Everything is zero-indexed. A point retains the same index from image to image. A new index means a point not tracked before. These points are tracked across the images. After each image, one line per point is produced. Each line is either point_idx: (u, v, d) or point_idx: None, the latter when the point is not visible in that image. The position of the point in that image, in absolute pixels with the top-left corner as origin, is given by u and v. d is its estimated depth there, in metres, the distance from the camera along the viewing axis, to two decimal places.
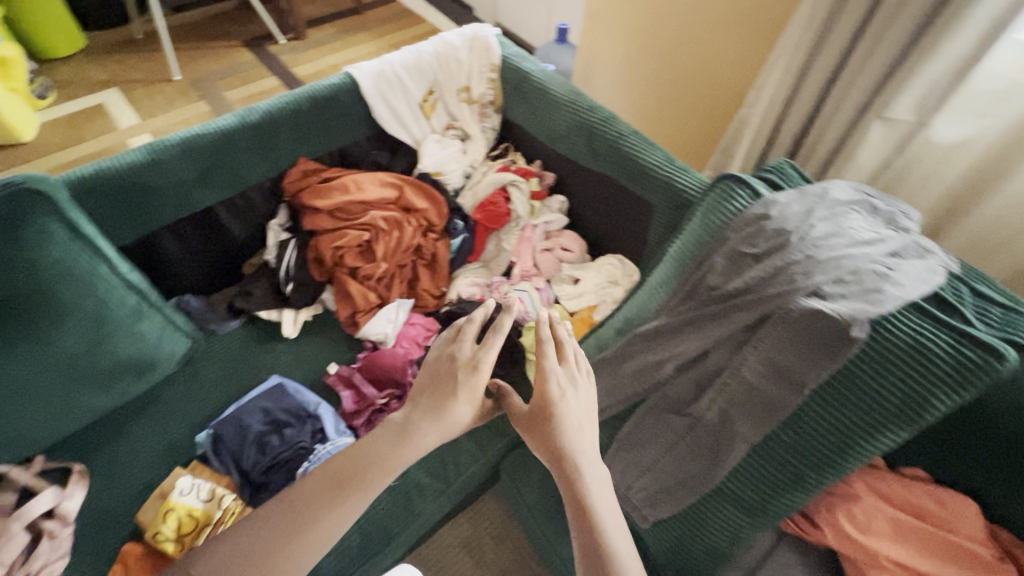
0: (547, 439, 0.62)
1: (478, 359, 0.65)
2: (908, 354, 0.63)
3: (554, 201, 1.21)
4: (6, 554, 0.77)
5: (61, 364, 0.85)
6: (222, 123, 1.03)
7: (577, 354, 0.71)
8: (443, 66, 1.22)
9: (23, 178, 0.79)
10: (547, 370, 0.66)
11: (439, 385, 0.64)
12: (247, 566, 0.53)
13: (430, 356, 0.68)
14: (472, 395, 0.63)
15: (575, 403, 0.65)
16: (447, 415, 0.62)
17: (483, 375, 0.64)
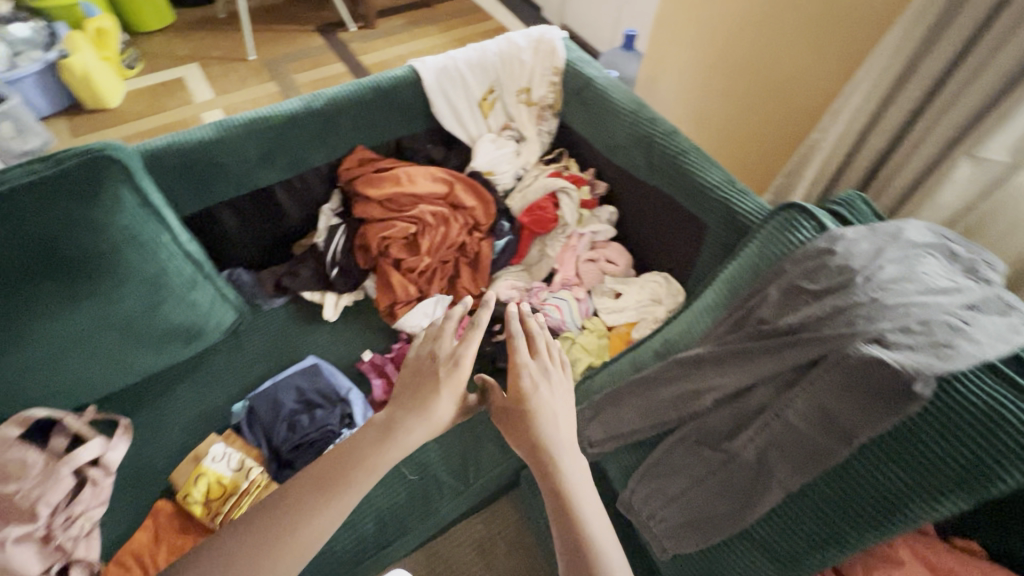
0: (525, 432, 0.63)
1: (453, 354, 0.64)
2: (972, 420, 0.58)
3: (603, 211, 1.19)
4: (54, 495, 0.83)
5: (118, 323, 0.90)
6: (288, 106, 1.06)
7: (549, 346, 0.70)
8: (506, 65, 1.22)
9: (102, 145, 0.83)
10: (519, 363, 0.67)
11: (420, 383, 0.63)
12: (265, 547, 0.53)
13: (409, 356, 0.67)
14: (454, 392, 0.62)
15: (551, 397, 0.65)
16: (434, 413, 0.61)
17: (458, 367, 0.63)
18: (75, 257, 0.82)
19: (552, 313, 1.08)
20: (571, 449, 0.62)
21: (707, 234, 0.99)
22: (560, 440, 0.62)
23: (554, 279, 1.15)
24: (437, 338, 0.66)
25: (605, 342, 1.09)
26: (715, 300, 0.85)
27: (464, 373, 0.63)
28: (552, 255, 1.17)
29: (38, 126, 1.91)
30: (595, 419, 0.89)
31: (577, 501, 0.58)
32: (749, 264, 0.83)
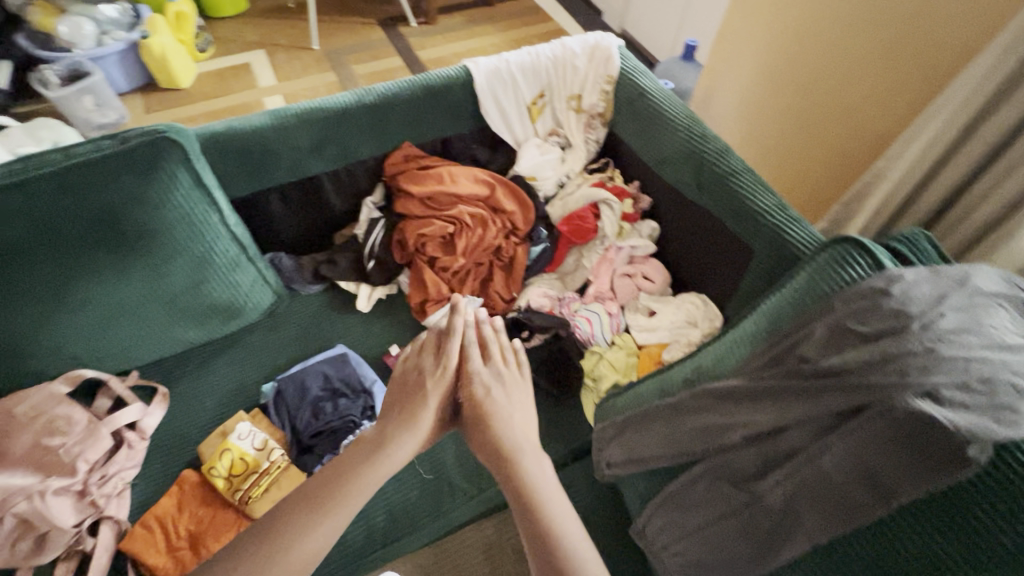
0: (486, 439, 0.68)
1: (428, 370, 0.74)
2: (994, 496, 0.55)
3: (644, 226, 1.16)
4: (92, 453, 0.88)
5: (165, 296, 0.95)
6: (342, 99, 1.08)
7: (502, 350, 0.78)
8: (559, 71, 1.20)
9: (163, 128, 0.87)
10: (473, 372, 0.74)
11: (406, 397, 0.71)
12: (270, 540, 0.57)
13: (394, 373, 0.75)
14: (433, 404, 0.71)
15: (503, 400, 0.72)
16: (420, 421, 0.69)
17: (435, 380, 0.73)
18: (130, 231, 0.87)
19: (581, 326, 1.07)
20: (531, 450, 0.67)
21: (752, 261, 0.95)
22: (518, 442, 0.67)
23: (587, 291, 1.13)
24: (417, 356, 0.76)
25: (634, 361, 1.05)
26: (755, 332, 0.81)
27: (441, 386, 0.72)
28: (588, 266, 1.15)
29: (116, 101, 2.03)
30: (616, 440, 0.88)
31: (540, 500, 0.62)
32: (794, 298, 0.79)
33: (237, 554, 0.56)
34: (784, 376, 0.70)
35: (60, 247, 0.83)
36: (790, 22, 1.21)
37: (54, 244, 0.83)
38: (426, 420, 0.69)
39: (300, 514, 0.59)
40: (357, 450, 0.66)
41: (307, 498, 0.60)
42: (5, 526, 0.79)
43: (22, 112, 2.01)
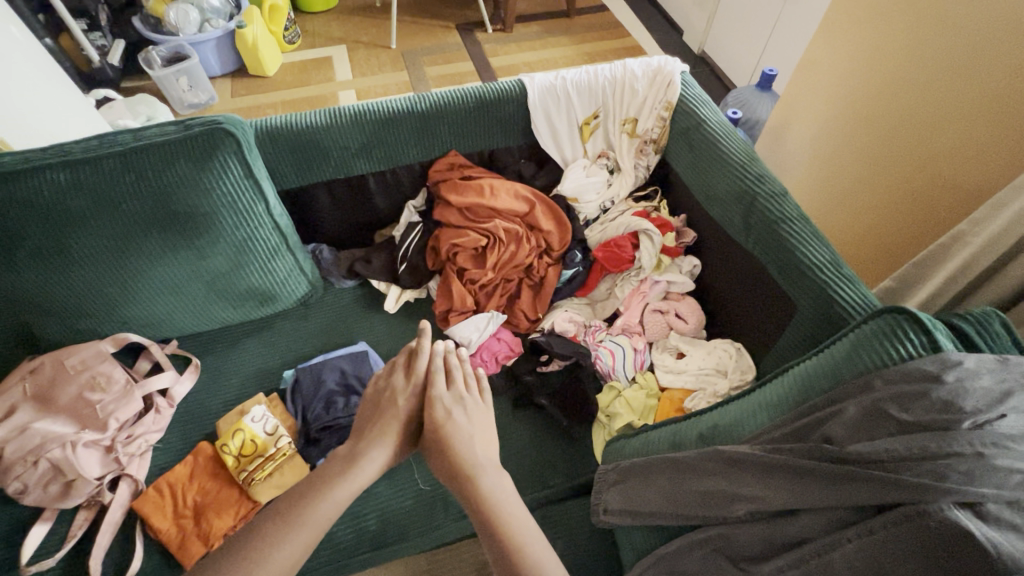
0: (449, 459, 0.75)
1: (396, 390, 0.84)
2: None
3: (686, 261, 1.11)
4: (124, 412, 0.95)
5: (206, 275, 1.01)
6: (396, 103, 1.10)
7: (465, 376, 0.86)
8: (616, 92, 1.17)
9: (221, 119, 0.92)
10: (435, 395, 0.82)
11: (377, 414, 0.81)
12: (242, 548, 0.63)
13: (367, 392, 0.86)
14: (400, 424, 0.80)
15: (464, 421, 0.79)
16: (387, 437, 0.78)
17: (403, 398, 0.83)
18: (181, 212, 0.93)
19: (604, 359, 1.04)
20: (490, 467, 0.73)
21: (796, 318, 0.88)
22: (477, 462, 0.73)
23: (615, 322, 1.09)
24: (389, 378, 0.86)
25: (653, 403, 1.00)
26: (782, 397, 0.74)
27: (406, 404, 0.82)
28: (619, 295, 1.12)
29: (207, 84, 2.20)
30: (617, 486, 0.84)
31: (498, 515, 0.67)
32: (832, 367, 0.71)
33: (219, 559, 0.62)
34: (801, 453, 0.64)
35: (118, 221, 0.90)
36: (877, 61, 1.11)
37: (113, 217, 0.90)
38: (393, 435, 0.78)
39: (276, 529, 0.64)
40: (331, 465, 0.74)
41: (279, 513, 0.67)
42: (40, 468, 0.87)
43: (128, 87, 2.22)
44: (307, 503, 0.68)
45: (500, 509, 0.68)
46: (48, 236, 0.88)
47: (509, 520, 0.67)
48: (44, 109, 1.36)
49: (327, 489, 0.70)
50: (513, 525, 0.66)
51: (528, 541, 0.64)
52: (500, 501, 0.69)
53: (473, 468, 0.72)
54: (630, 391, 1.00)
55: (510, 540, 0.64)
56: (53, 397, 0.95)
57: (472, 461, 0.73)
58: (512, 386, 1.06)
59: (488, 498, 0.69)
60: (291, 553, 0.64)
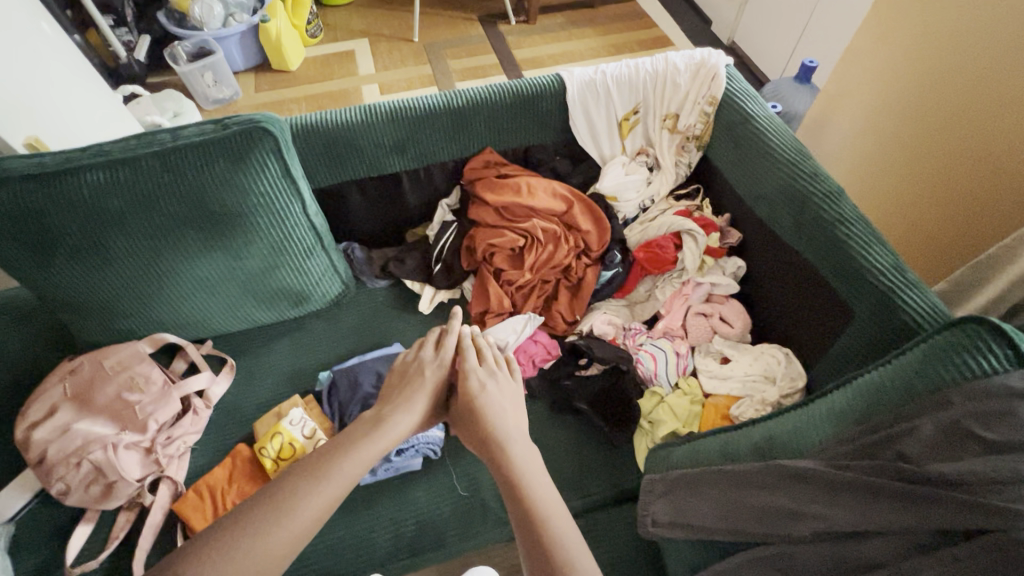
0: (479, 429, 0.76)
1: (424, 362, 0.85)
2: None
3: (730, 262, 1.07)
4: (163, 413, 0.95)
5: (242, 276, 1.00)
6: (430, 99, 1.08)
7: (496, 355, 0.87)
8: (657, 87, 1.13)
9: (260, 118, 0.90)
10: (468, 368, 0.83)
11: (405, 384, 0.82)
12: (274, 501, 0.64)
13: (395, 363, 0.87)
14: (429, 392, 0.82)
15: (495, 394, 0.81)
16: (416, 407, 0.79)
17: (432, 370, 0.84)
18: (218, 212, 0.91)
19: (645, 363, 1.01)
20: (519, 439, 0.74)
21: (853, 324, 0.84)
22: (506, 434, 0.74)
23: (657, 325, 1.06)
24: (417, 351, 0.88)
25: (697, 410, 0.97)
26: (847, 410, 0.70)
27: (435, 376, 0.83)
28: (660, 297, 1.08)
29: (232, 79, 2.18)
30: (666, 496, 0.79)
31: (527, 487, 0.68)
32: (901, 380, 0.67)
33: (252, 511, 0.63)
34: (872, 471, 0.60)
35: (155, 220, 0.89)
36: (929, 52, 1.06)
37: (151, 217, 0.88)
38: (421, 403, 0.80)
39: (305, 484, 0.66)
40: (358, 428, 0.75)
41: (307, 470, 0.67)
42: (82, 470, 0.87)
43: (153, 82, 2.22)
44: (332, 460, 0.69)
45: (528, 480, 0.69)
46: (89, 235, 0.87)
47: (536, 491, 0.69)
48: (76, 110, 1.35)
49: (354, 444, 0.71)
50: (541, 498, 0.67)
51: (554, 512, 0.66)
52: (527, 473, 0.70)
53: (504, 438, 0.74)
54: (673, 397, 0.98)
55: (537, 512, 0.65)
56: (92, 397, 0.94)
57: (503, 431, 0.75)
58: (549, 389, 1.03)
59: (517, 468, 0.70)
60: (318, 507, 0.65)
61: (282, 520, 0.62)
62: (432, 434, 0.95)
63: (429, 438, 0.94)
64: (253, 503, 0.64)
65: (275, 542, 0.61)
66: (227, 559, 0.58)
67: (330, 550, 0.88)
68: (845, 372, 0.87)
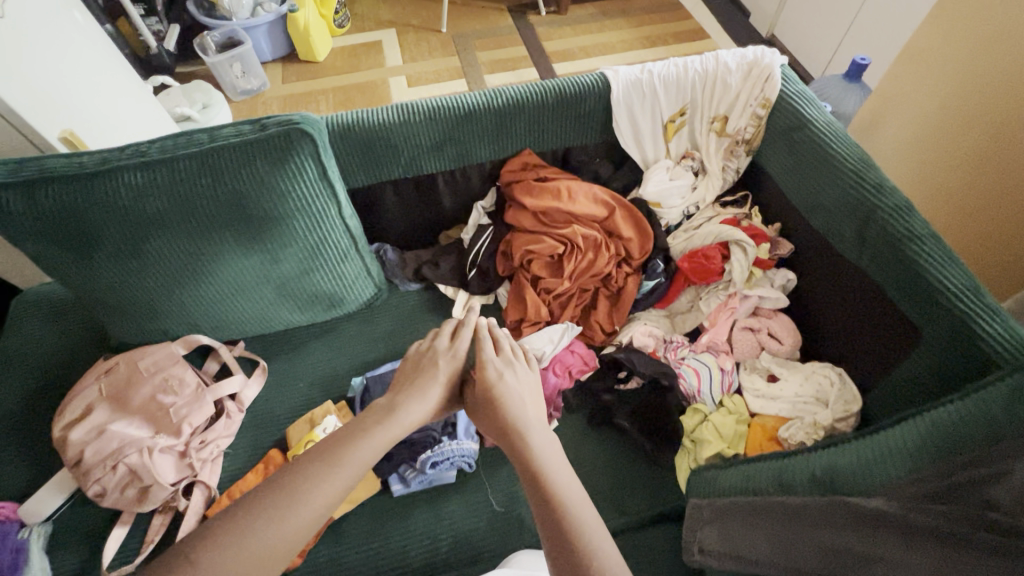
0: (497, 417, 0.74)
1: (439, 351, 0.81)
2: None
3: (779, 275, 1.03)
4: (197, 418, 0.95)
5: (277, 279, 0.98)
6: (470, 98, 1.04)
7: (513, 346, 0.85)
8: (707, 87, 1.07)
9: (299, 118, 0.86)
10: (485, 358, 0.80)
11: (421, 372, 0.79)
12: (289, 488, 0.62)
13: (409, 352, 0.83)
14: (443, 381, 0.79)
15: (513, 384, 0.78)
16: (429, 398, 0.76)
17: (447, 359, 0.81)
18: (255, 216, 0.88)
19: (688, 378, 0.98)
20: (537, 425, 0.73)
21: (920, 348, 0.80)
22: (525, 420, 0.73)
23: (701, 338, 1.01)
24: (432, 340, 0.84)
25: (743, 430, 0.93)
26: (922, 444, 0.66)
27: (451, 365, 0.80)
28: (704, 309, 1.03)
29: (259, 70, 2.18)
30: (715, 524, 0.75)
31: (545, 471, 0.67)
32: (985, 415, 0.62)
33: (269, 497, 0.62)
34: (959, 519, 0.58)
35: (192, 223, 0.87)
36: (992, 51, 0.99)
37: (187, 219, 0.86)
38: (435, 394, 0.77)
39: (317, 470, 0.64)
40: (368, 417, 0.72)
41: (320, 455, 0.66)
42: (118, 473, 0.87)
43: (182, 72, 2.21)
44: (345, 447, 0.67)
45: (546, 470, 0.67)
46: (127, 237, 0.86)
47: (556, 479, 0.66)
48: (109, 104, 1.34)
49: (367, 431, 0.70)
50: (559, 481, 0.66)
51: (575, 505, 0.63)
52: (546, 461, 0.68)
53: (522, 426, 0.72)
54: (718, 415, 0.94)
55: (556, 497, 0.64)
56: (128, 396, 0.95)
57: (522, 419, 0.72)
58: (589, 401, 1.01)
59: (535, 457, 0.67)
60: (333, 495, 0.64)
61: (297, 506, 0.61)
62: (467, 447, 0.92)
63: (463, 451, 0.92)
64: (272, 487, 0.63)
65: (288, 531, 0.60)
66: (241, 548, 0.58)
67: (363, 562, 0.87)
68: (914, 405, 0.81)
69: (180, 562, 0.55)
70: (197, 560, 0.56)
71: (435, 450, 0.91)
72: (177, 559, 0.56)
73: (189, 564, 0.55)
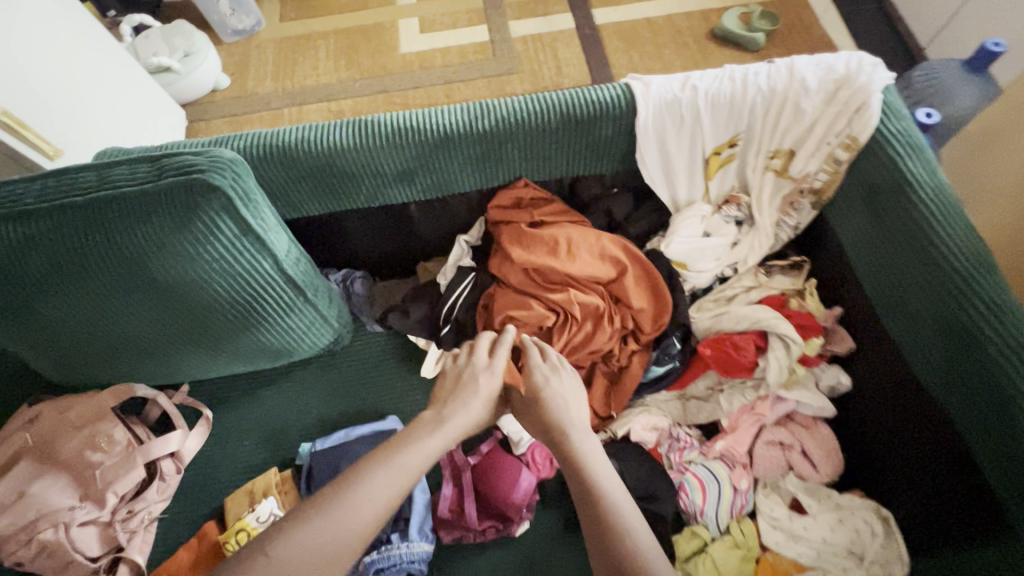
0: (540, 421, 0.68)
1: (478, 369, 0.70)
2: None
3: (827, 376, 0.81)
4: (123, 485, 0.84)
5: (206, 336, 0.82)
6: (449, 116, 0.79)
7: (558, 356, 0.76)
8: (770, 114, 0.79)
9: (204, 162, 0.66)
10: (530, 365, 0.73)
11: (463, 387, 0.69)
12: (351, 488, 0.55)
13: (443, 368, 0.72)
14: (485, 398, 0.69)
15: (560, 387, 0.71)
16: (478, 413, 0.67)
17: (488, 379, 0.70)
18: (163, 281, 0.71)
19: (692, 495, 0.79)
20: (581, 426, 0.66)
21: (1014, 545, 0.59)
22: (569, 419, 0.66)
23: (714, 445, 0.82)
24: (468, 354, 0.73)
25: (749, 569, 0.76)
26: None
27: (493, 386, 0.70)
28: (724, 406, 0.83)
29: (251, 5, 1.88)
30: None
31: (589, 470, 0.61)
32: None
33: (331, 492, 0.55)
34: None
35: (88, 285, 0.71)
36: None
37: (80, 281, 0.71)
38: (480, 409, 0.67)
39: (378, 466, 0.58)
40: (415, 429, 0.63)
41: (381, 454, 0.59)
42: (33, 548, 0.79)
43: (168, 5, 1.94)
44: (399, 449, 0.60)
45: (594, 470, 0.60)
46: (12, 299, 0.71)
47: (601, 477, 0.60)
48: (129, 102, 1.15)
49: (417, 434, 0.62)
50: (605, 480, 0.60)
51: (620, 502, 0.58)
52: (591, 462, 0.61)
53: (566, 425, 0.65)
54: (720, 547, 0.76)
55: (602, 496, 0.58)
56: (55, 450, 0.85)
57: (564, 419, 0.66)
58: (568, 498, 0.86)
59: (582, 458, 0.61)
60: (386, 493, 0.56)
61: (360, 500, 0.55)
62: (419, 551, 0.79)
63: (413, 557, 0.79)
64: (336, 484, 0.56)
65: (361, 524, 0.53)
66: (316, 536, 0.52)
67: None
68: None
69: (258, 559, 0.49)
70: (277, 557, 0.50)
71: (381, 553, 0.79)
72: (252, 555, 0.50)
73: (269, 562, 0.49)
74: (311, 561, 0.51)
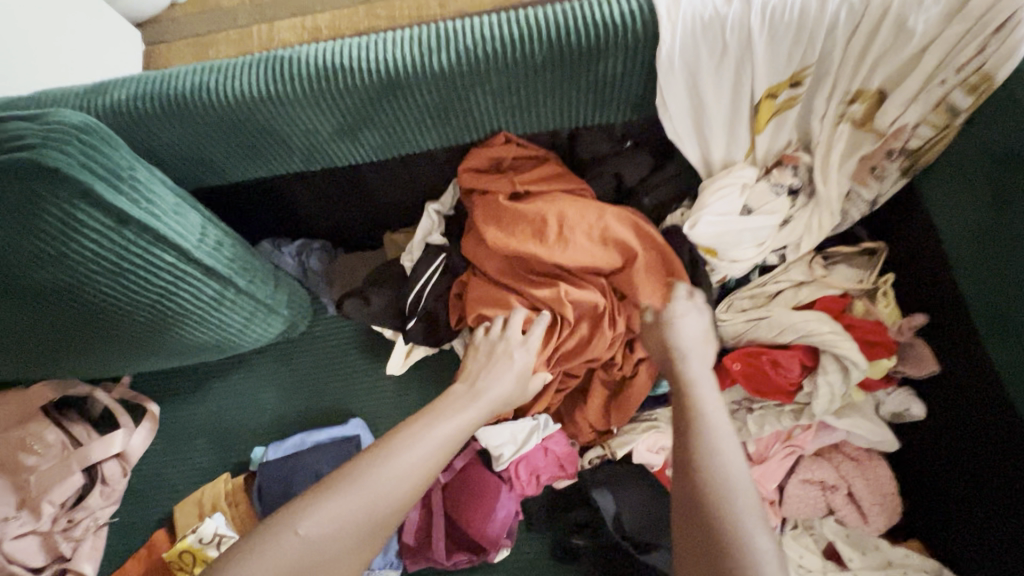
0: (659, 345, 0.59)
1: (512, 342, 0.63)
2: None
3: (890, 405, 0.65)
4: (60, 494, 0.75)
5: (119, 336, 0.68)
6: (392, 49, 0.57)
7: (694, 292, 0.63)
8: (859, 36, 0.53)
9: (38, 138, 0.49)
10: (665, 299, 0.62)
11: (491, 364, 0.62)
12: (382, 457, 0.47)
13: (476, 340, 0.65)
14: (519, 372, 0.62)
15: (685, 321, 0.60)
16: (504, 392, 0.60)
17: (522, 354, 0.63)
18: (40, 282, 0.58)
19: None
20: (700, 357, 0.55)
21: None
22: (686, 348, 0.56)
23: None
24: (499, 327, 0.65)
25: None
26: None
27: (527, 361, 0.63)
28: (752, 429, 0.66)
29: None
30: None
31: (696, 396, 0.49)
32: None
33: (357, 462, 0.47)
34: None
35: None
36: None
37: None
38: (510, 387, 0.61)
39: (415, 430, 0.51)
40: (448, 399, 0.58)
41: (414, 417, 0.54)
42: None
43: None
44: (425, 421, 0.53)
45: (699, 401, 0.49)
46: None
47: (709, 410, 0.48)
48: None
49: (448, 402, 0.57)
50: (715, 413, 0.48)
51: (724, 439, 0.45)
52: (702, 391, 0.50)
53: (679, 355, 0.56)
54: None
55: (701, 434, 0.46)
56: None
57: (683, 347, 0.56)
58: (556, 521, 0.74)
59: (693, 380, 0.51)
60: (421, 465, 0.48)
61: (390, 472, 0.47)
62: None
63: None
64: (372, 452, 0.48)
65: (401, 494, 0.46)
66: (343, 514, 0.44)
67: None
68: None
69: (288, 536, 0.42)
70: (307, 535, 0.42)
71: None
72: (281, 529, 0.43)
73: (300, 541, 0.42)
74: (344, 546, 0.43)
